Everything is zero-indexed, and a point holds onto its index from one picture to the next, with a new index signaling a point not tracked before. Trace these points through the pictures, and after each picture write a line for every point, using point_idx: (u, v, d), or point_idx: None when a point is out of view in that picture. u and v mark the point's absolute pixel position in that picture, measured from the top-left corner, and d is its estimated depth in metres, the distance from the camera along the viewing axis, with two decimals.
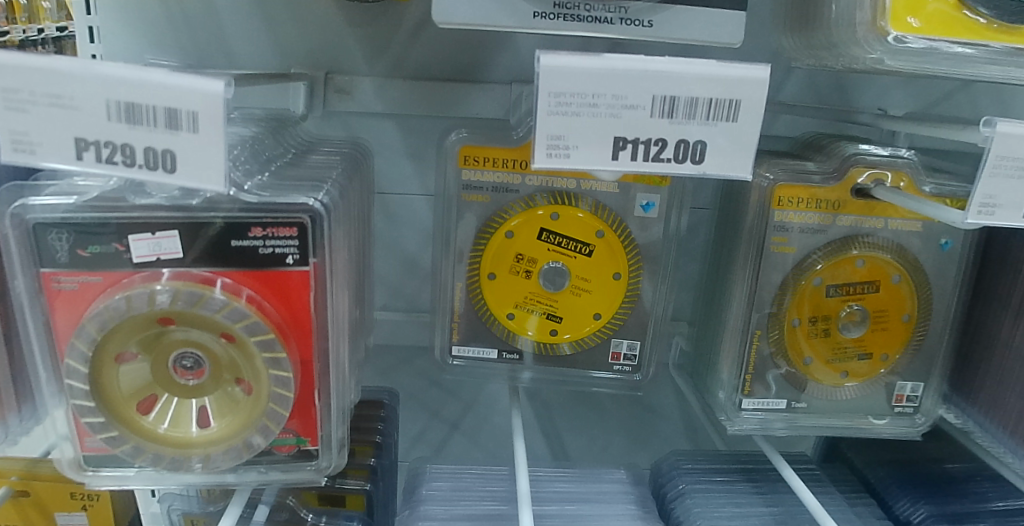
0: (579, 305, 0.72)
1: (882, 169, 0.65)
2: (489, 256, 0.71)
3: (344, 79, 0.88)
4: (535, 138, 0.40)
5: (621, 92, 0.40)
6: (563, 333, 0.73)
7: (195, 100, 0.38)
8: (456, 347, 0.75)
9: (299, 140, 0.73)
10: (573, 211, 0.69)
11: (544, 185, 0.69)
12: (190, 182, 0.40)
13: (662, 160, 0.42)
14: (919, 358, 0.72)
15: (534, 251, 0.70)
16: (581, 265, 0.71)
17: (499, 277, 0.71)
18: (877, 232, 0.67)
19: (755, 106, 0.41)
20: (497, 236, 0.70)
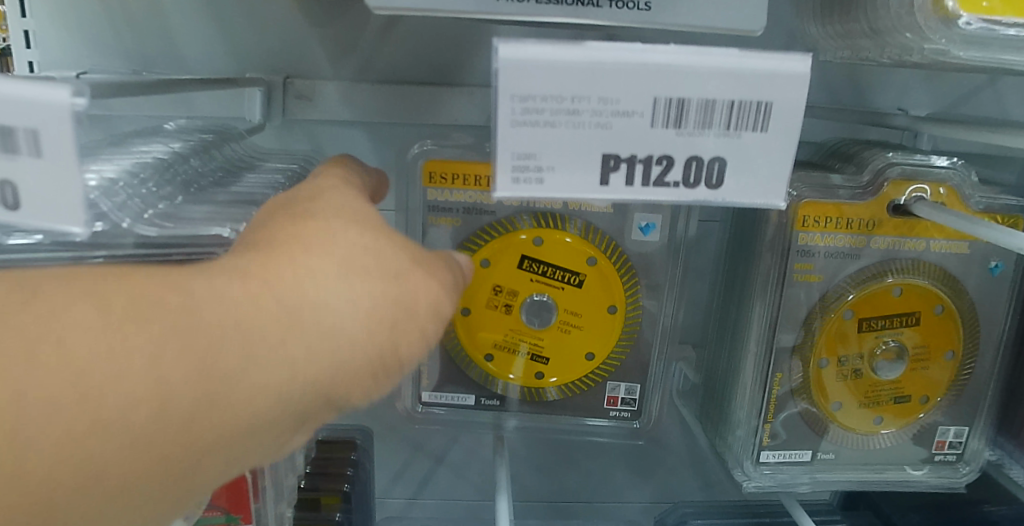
0: (570, 343, 0.63)
1: (922, 183, 0.56)
2: (463, 288, 0.61)
3: (305, 84, 0.76)
4: (496, 157, 0.30)
5: (610, 94, 0.30)
6: (550, 376, 0.64)
7: (34, 116, 0.28)
8: (428, 393, 0.65)
9: (244, 155, 0.62)
10: (560, 235, 0.60)
11: (527, 206, 0.59)
12: (37, 221, 0.30)
13: (667, 185, 0.32)
14: (965, 398, 0.62)
15: (515, 282, 0.61)
16: (571, 297, 0.61)
17: (475, 312, 0.62)
18: (917, 255, 0.57)
19: (792, 111, 0.31)
20: (470, 265, 0.60)
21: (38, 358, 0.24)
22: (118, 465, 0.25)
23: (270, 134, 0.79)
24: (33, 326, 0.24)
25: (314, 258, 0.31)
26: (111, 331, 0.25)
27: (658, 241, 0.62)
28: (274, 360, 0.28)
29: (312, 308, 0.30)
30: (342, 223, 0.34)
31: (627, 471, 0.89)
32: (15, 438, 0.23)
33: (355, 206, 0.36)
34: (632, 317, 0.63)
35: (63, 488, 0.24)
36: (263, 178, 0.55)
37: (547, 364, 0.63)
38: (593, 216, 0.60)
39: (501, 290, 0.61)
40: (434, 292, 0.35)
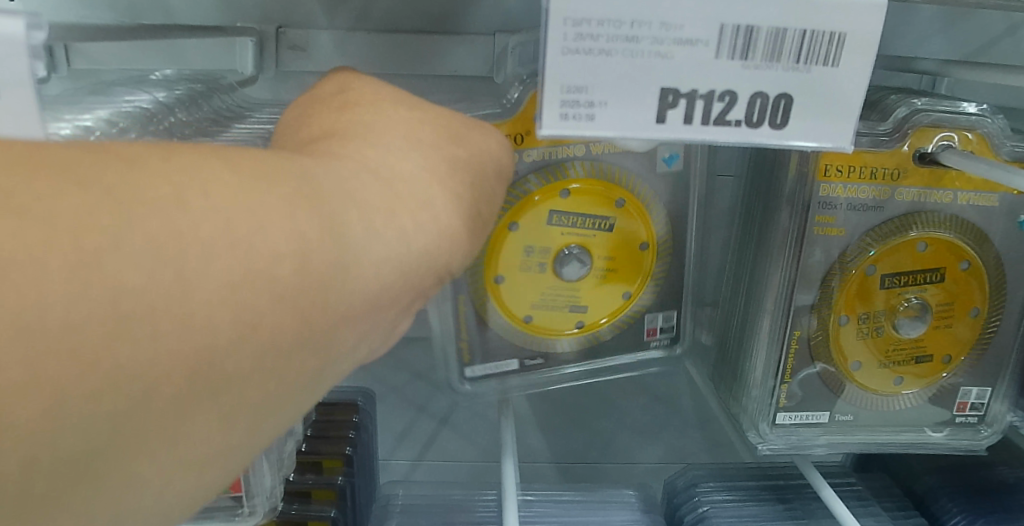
0: (606, 287, 0.61)
1: (947, 131, 0.53)
2: (493, 255, 0.58)
3: (299, 33, 0.72)
4: (547, 89, 0.30)
5: (671, 18, 0.30)
6: (587, 324, 0.62)
7: None
8: (469, 368, 0.61)
9: (234, 107, 0.58)
10: (584, 183, 0.57)
11: (549, 160, 0.56)
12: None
13: (727, 123, 0.32)
14: (988, 358, 0.59)
15: (545, 238, 0.59)
16: (602, 243, 0.60)
17: (507, 276, 0.59)
18: (944, 208, 0.55)
19: (861, 44, 0.32)
20: (500, 228, 0.58)
21: (187, 206, 0.22)
22: (271, 322, 0.23)
23: (262, 86, 0.74)
24: (171, 179, 0.22)
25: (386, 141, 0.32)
26: (250, 191, 0.24)
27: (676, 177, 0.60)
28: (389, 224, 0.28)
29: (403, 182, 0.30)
30: (394, 110, 0.35)
31: (634, 432, 0.87)
32: (177, 288, 0.21)
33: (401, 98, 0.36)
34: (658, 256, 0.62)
35: (225, 349, 0.22)
36: (251, 128, 0.51)
37: (583, 312, 0.62)
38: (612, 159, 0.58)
39: (533, 249, 0.59)
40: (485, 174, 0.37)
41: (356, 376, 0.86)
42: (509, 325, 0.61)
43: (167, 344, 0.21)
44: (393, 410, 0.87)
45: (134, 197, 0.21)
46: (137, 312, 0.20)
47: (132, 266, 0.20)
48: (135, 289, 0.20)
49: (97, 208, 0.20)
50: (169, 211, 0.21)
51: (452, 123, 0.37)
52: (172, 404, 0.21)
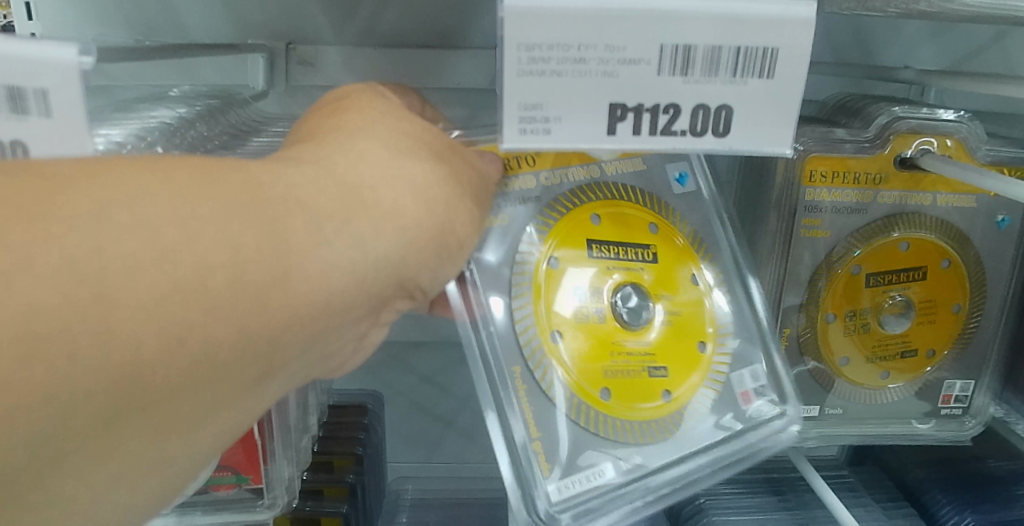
0: (672, 338, 0.53)
1: (927, 136, 0.56)
2: (545, 312, 0.50)
3: (308, 50, 0.74)
4: (504, 109, 0.30)
5: (616, 40, 0.29)
6: (677, 392, 0.52)
7: (42, 74, 0.28)
8: (553, 486, 0.48)
9: (250, 121, 0.61)
10: (617, 207, 0.52)
11: (569, 184, 0.51)
12: None
13: (673, 133, 0.32)
14: (970, 352, 0.62)
15: (596, 278, 0.51)
16: (655, 273, 0.53)
17: (566, 336, 0.50)
18: (925, 210, 0.57)
19: (798, 57, 0.31)
20: (540, 266, 0.50)
21: (109, 222, 0.26)
22: (199, 336, 0.27)
23: (273, 100, 0.77)
24: (93, 195, 0.26)
25: (362, 156, 0.35)
26: (181, 208, 0.27)
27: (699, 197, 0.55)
28: (356, 231, 0.33)
29: (378, 195, 0.34)
30: (384, 131, 0.38)
31: None
32: (96, 308, 0.24)
33: (387, 116, 0.40)
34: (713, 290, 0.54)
35: (151, 362, 0.26)
36: (269, 140, 0.54)
37: (666, 374, 0.52)
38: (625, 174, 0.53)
39: (587, 295, 0.51)
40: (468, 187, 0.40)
41: (365, 380, 0.88)
42: (591, 408, 0.49)
43: (84, 360, 0.24)
44: (402, 412, 0.90)
45: (52, 222, 0.24)
46: (57, 328, 0.24)
47: (49, 289, 0.24)
48: (57, 308, 0.24)
49: (8, 230, 0.23)
50: (85, 229, 0.25)
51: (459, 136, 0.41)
52: (97, 417, 0.25)
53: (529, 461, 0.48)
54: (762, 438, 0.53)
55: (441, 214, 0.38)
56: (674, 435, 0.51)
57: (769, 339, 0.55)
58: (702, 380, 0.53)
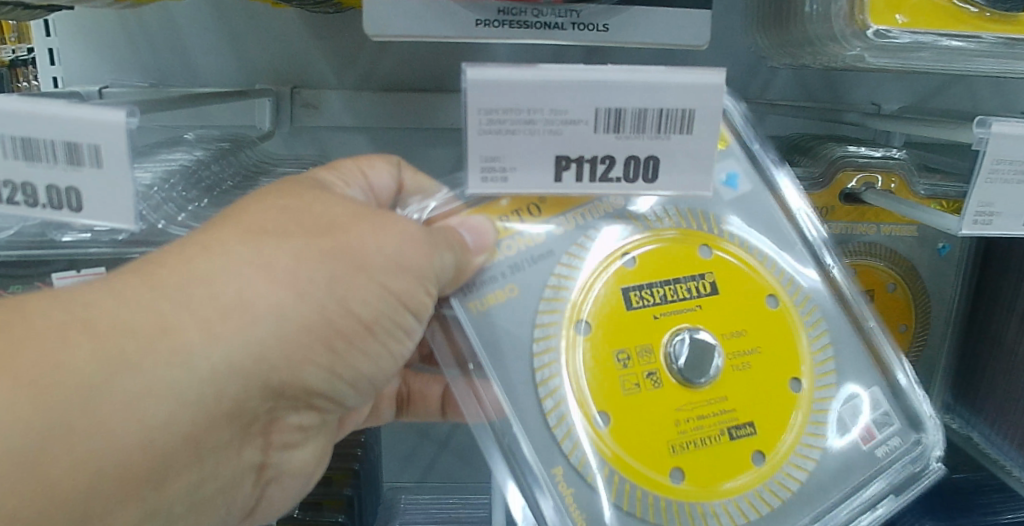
0: (757, 384, 0.48)
1: (872, 172, 0.62)
2: (587, 383, 0.46)
3: (311, 93, 0.80)
4: (466, 160, 0.36)
5: (560, 106, 0.35)
6: (772, 451, 0.48)
7: (95, 132, 0.33)
8: None
9: (258, 160, 0.66)
10: (647, 251, 0.48)
11: (579, 228, 0.48)
12: (98, 221, 0.35)
13: (610, 180, 0.38)
14: (917, 369, 0.68)
15: (638, 337, 0.47)
16: (711, 315, 0.48)
17: (617, 409, 0.46)
18: (868, 238, 0.63)
19: (712, 116, 0.37)
20: (568, 342, 0.47)
21: None
22: None
23: (279, 140, 0.82)
24: None
25: (196, 255, 0.37)
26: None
27: (766, 228, 0.51)
28: (176, 351, 0.35)
29: (212, 294, 0.36)
30: (257, 219, 0.39)
31: None
32: None
33: (286, 193, 0.42)
34: (799, 314, 0.50)
35: None
36: (277, 180, 0.60)
37: (756, 433, 0.47)
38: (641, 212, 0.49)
39: (632, 360, 0.47)
40: (373, 253, 0.40)
41: None
42: (672, 485, 0.46)
43: None
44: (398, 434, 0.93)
45: None
46: None
47: None
48: None
49: None
50: None
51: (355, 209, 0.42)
52: None
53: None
54: (899, 485, 0.50)
55: (318, 296, 0.38)
56: (775, 507, 0.47)
57: (886, 358, 0.51)
58: (803, 432, 0.48)
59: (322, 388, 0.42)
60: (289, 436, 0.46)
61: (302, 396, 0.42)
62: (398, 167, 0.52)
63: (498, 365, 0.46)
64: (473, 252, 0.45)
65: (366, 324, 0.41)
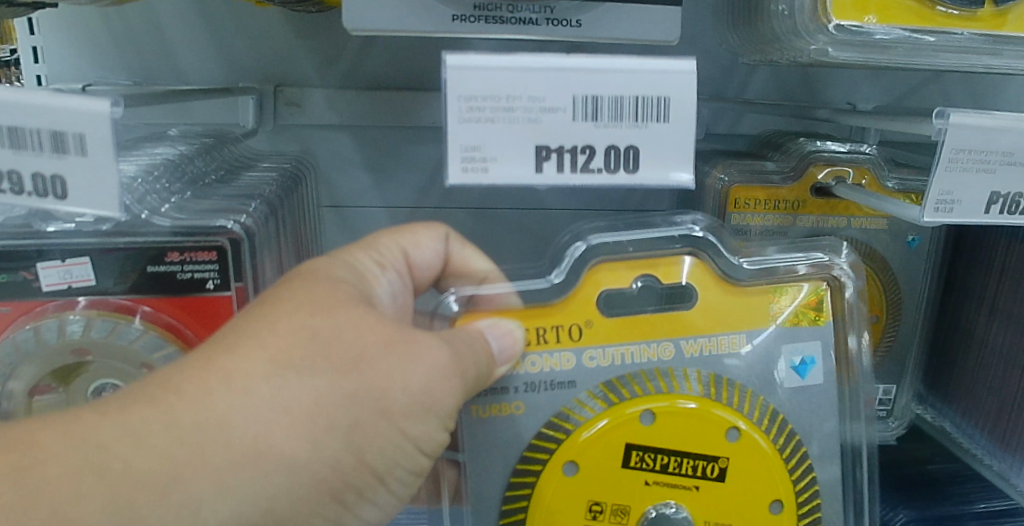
0: (743, 496, 0.49)
1: (842, 166, 0.64)
2: (577, 490, 0.48)
3: (295, 91, 0.80)
4: (448, 151, 0.37)
5: (538, 93, 0.37)
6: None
7: (80, 121, 0.34)
8: None
9: (241, 156, 0.67)
10: (668, 397, 0.48)
11: (621, 366, 0.48)
12: (83, 209, 0.36)
13: (591, 171, 0.39)
14: (889, 360, 0.70)
15: (622, 489, 0.48)
16: (706, 497, 0.48)
17: (602, 519, 0.48)
18: (840, 231, 0.65)
19: (685, 104, 0.39)
20: (550, 473, 0.47)
21: None
22: None
23: (262, 139, 0.83)
24: None
25: (216, 388, 0.35)
26: None
27: (824, 374, 0.50)
28: (187, 500, 0.33)
29: (229, 441, 0.34)
30: (280, 342, 0.36)
31: None
32: None
33: (310, 301, 0.39)
34: (780, 434, 0.49)
35: None
36: (259, 176, 0.60)
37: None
38: (694, 305, 0.48)
39: (601, 507, 0.48)
40: (397, 394, 0.38)
41: None
42: None
43: None
44: None
45: None
46: None
47: None
48: None
49: None
50: None
51: (379, 329, 0.39)
52: None
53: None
54: None
55: (335, 446, 0.36)
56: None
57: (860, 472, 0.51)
58: None
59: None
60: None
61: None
62: (447, 240, 0.51)
63: (492, 469, 0.48)
64: (496, 361, 0.45)
65: (367, 462, 0.38)
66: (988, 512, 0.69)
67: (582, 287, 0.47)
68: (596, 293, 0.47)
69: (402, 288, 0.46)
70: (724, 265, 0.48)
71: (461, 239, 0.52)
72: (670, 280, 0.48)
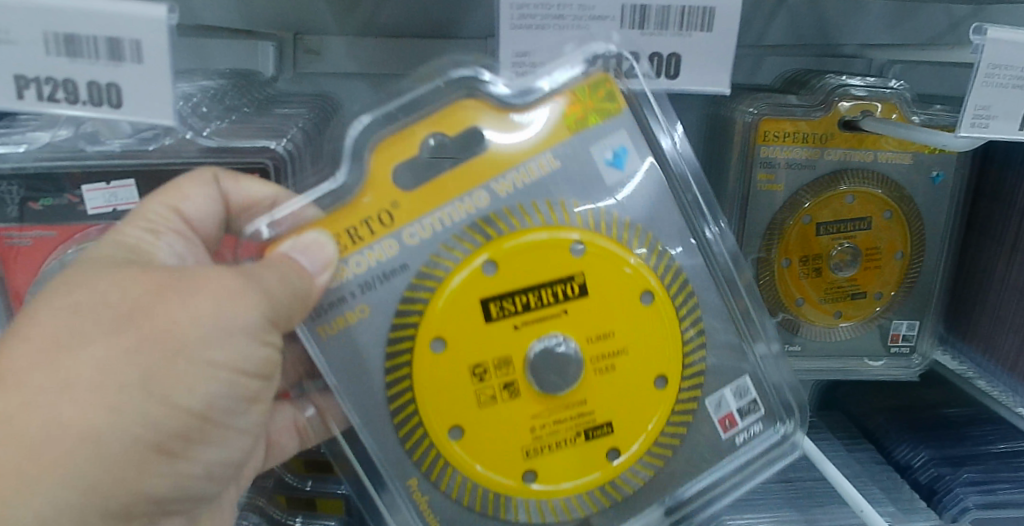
0: (620, 352, 0.50)
1: (872, 101, 0.64)
2: (453, 356, 0.47)
3: (315, 39, 0.79)
4: None
5: None
6: (673, 377, 0.51)
7: (137, 27, 0.35)
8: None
9: (266, 94, 0.66)
10: (505, 237, 0.48)
11: (443, 230, 0.47)
12: (138, 116, 0.37)
13: None
14: (913, 296, 0.71)
15: (495, 344, 0.48)
16: (577, 318, 0.49)
17: (487, 378, 0.48)
18: (867, 166, 0.65)
19: None
20: (420, 355, 0.47)
21: None
22: None
23: None
24: None
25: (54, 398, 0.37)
26: None
27: (642, 156, 0.49)
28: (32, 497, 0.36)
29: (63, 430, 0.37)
30: (58, 325, 0.39)
31: None
32: None
33: (81, 279, 0.41)
34: (659, 271, 0.50)
35: None
36: (292, 110, 0.60)
37: (613, 432, 0.50)
38: (491, 147, 0.47)
39: (484, 370, 0.48)
40: (187, 330, 0.39)
41: None
42: (551, 451, 0.49)
43: None
44: None
45: None
46: None
47: None
48: None
49: None
50: None
51: (148, 280, 0.41)
52: None
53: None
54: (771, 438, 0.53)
55: (136, 403, 0.38)
56: (655, 472, 0.51)
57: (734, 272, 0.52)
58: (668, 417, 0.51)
59: (170, 493, 0.42)
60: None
61: (152, 506, 0.42)
62: (218, 182, 0.47)
63: (366, 387, 0.48)
64: (313, 274, 0.44)
65: (200, 415, 0.41)
66: (1006, 451, 0.72)
67: (371, 177, 0.45)
68: (388, 174, 0.45)
69: (184, 247, 0.47)
70: (501, 88, 0.46)
71: (234, 176, 0.48)
72: (459, 129, 0.46)
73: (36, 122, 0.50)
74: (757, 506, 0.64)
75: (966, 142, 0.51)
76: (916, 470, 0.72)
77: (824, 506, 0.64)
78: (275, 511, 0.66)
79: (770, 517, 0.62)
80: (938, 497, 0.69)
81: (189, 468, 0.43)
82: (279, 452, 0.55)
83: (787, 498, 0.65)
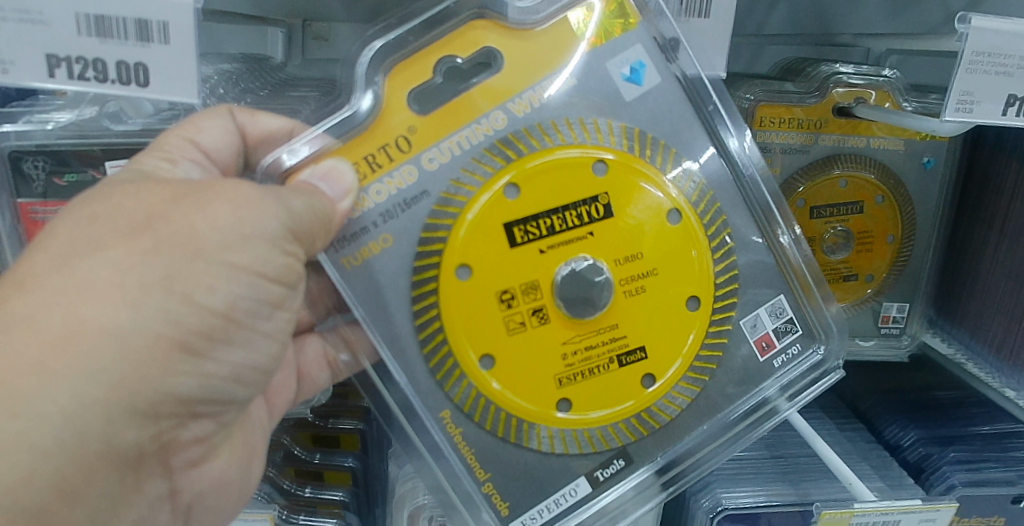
0: (642, 276, 0.54)
1: (865, 90, 0.66)
2: (485, 279, 0.51)
3: (322, 25, 0.81)
4: None
5: None
6: (704, 297, 0.55)
7: (165, 11, 0.37)
8: (598, 470, 0.54)
9: (279, 77, 0.68)
10: (525, 157, 0.52)
11: (462, 153, 0.51)
12: (163, 94, 0.39)
13: None
14: (902, 280, 0.73)
15: (523, 268, 0.52)
16: (603, 239, 0.53)
17: (517, 301, 0.52)
18: (859, 151, 0.67)
19: None
20: (446, 282, 0.51)
21: None
22: None
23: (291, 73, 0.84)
24: None
25: (87, 346, 0.39)
26: None
27: (657, 70, 0.53)
28: (55, 411, 0.38)
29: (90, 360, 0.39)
30: (72, 238, 0.41)
31: None
32: None
33: (92, 197, 0.43)
34: (685, 194, 0.54)
35: None
36: (303, 93, 0.63)
37: (646, 358, 0.54)
38: (500, 71, 0.51)
39: (512, 296, 0.52)
40: (206, 234, 0.42)
41: None
42: (585, 379, 0.53)
43: None
44: None
45: None
46: None
47: None
48: None
49: None
50: None
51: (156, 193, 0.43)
52: None
53: (485, 505, 0.53)
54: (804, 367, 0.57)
55: (156, 301, 0.40)
56: (693, 398, 0.55)
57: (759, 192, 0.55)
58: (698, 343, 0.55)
59: (196, 393, 0.44)
60: (190, 452, 0.49)
61: (179, 406, 0.43)
62: (233, 115, 0.53)
63: (394, 310, 0.51)
64: (333, 199, 0.48)
65: (223, 315, 0.43)
66: (993, 432, 0.74)
67: (387, 101, 0.49)
68: (401, 98, 0.50)
69: (201, 170, 0.49)
70: (506, 10, 0.50)
71: (248, 111, 0.54)
72: (468, 53, 0.50)
73: (58, 101, 0.53)
74: (753, 481, 0.66)
75: (953, 126, 0.53)
76: (905, 449, 0.75)
77: (816, 480, 0.66)
78: (287, 481, 0.67)
79: (761, 490, 0.64)
80: (927, 475, 0.72)
81: (216, 369, 0.44)
82: (314, 383, 0.62)
83: (779, 472, 0.67)
